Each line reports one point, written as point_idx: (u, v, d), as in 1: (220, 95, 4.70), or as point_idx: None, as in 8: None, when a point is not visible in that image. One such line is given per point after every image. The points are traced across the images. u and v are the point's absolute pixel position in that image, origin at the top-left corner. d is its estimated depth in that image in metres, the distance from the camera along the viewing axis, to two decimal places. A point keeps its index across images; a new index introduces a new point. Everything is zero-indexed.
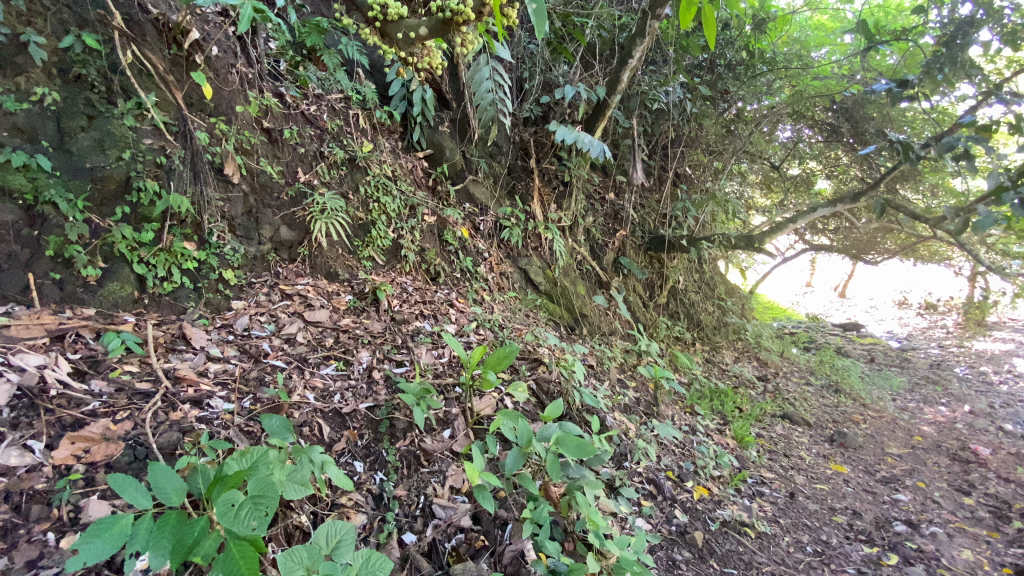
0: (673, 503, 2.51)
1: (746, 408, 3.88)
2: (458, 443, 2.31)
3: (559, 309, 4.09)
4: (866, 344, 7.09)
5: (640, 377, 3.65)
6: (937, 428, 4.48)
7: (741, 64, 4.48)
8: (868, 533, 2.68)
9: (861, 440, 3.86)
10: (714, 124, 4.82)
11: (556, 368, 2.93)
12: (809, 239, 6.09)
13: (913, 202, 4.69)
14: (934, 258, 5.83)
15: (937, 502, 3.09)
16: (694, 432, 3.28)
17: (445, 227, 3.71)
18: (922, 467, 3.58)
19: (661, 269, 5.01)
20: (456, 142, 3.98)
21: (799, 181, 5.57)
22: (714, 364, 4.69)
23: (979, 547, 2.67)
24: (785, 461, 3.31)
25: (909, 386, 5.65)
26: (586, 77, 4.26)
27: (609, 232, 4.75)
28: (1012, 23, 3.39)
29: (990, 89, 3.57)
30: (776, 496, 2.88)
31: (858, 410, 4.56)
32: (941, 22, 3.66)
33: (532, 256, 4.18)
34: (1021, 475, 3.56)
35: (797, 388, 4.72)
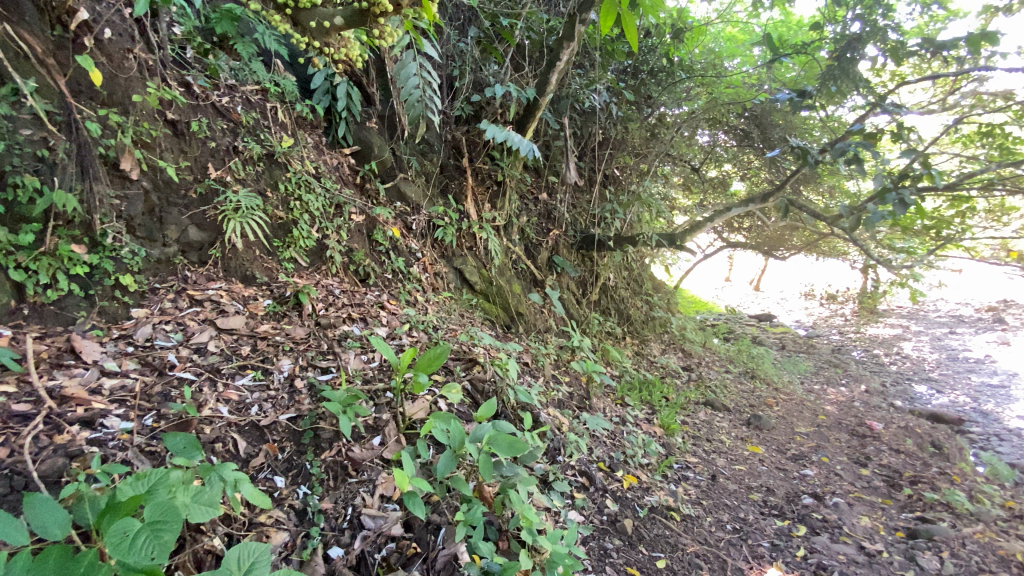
0: (604, 493, 2.57)
1: (672, 397, 4.07)
2: (388, 450, 2.22)
3: (494, 308, 4.08)
4: (777, 333, 7.69)
5: (573, 372, 3.72)
6: (838, 407, 4.93)
7: (663, 71, 4.69)
8: (780, 507, 2.89)
9: (774, 422, 4.17)
10: (639, 128, 5.03)
11: (490, 367, 2.90)
12: (726, 237, 6.52)
13: (814, 202, 5.14)
14: (832, 254, 6.41)
15: (839, 474, 3.39)
16: (624, 423, 3.40)
17: (375, 226, 3.58)
18: (826, 443, 3.93)
19: (593, 267, 5.15)
20: (384, 139, 3.89)
21: (716, 182, 5.92)
22: (643, 357, 4.90)
23: (875, 514, 2.94)
24: (707, 446, 3.50)
25: (814, 369, 6.19)
26: (517, 77, 4.28)
27: (543, 232, 4.82)
28: (892, 40, 3.77)
29: (876, 100, 3.96)
30: (699, 479, 3.04)
31: (771, 394, 4.93)
32: (834, 38, 4.01)
33: (466, 256, 4.15)
34: (907, 445, 3.98)
35: (718, 376, 5.03)
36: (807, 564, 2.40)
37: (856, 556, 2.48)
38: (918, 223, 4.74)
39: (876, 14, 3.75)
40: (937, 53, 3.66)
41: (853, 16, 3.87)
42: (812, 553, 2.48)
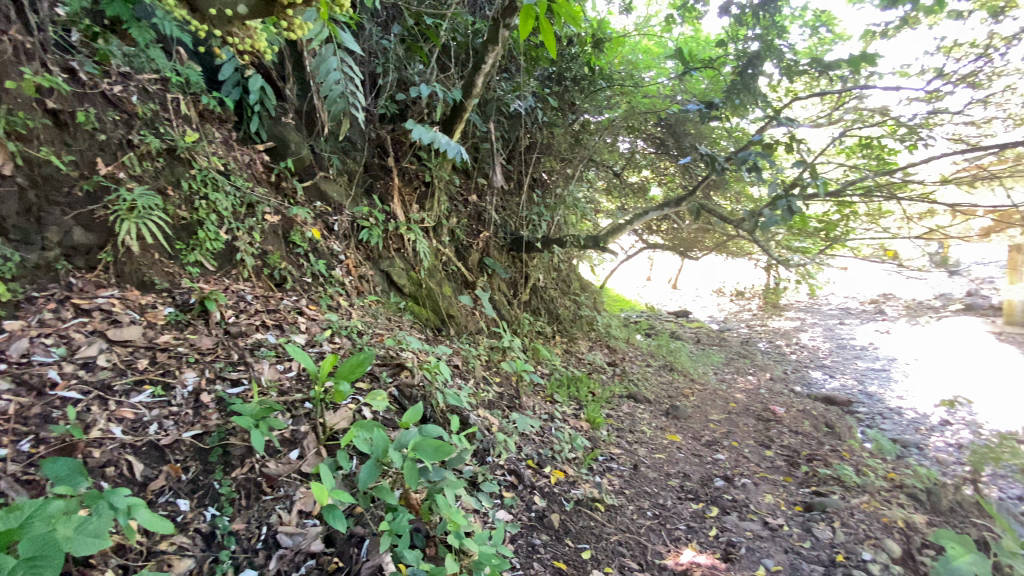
0: (532, 490, 2.61)
1: (598, 391, 4.24)
2: (308, 463, 2.11)
3: (424, 311, 4.01)
4: (694, 328, 8.23)
5: (503, 372, 3.74)
6: (746, 394, 5.36)
7: (585, 78, 4.85)
8: (696, 491, 3.07)
9: (690, 411, 4.45)
10: (563, 133, 5.18)
11: (419, 371, 2.85)
12: (646, 238, 6.88)
13: (722, 206, 5.56)
14: (740, 254, 6.96)
15: (747, 457, 3.68)
16: (553, 420, 3.48)
17: (292, 227, 3.40)
18: (735, 428, 4.25)
19: (523, 267, 5.22)
20: (302, 136, 3.72)
21: (636, 187, 6.21)
22: (572, 354, 5.04)
23: (778, 490, 3.18)
24: (630, 437, 3.67)
25: (726, 360, 6.69)
26: (443, 78, 4.24)
27: (473, 233, 4.81)
28: (786, 60, 4.16)
29: (772, 113, 4.32)
30: (622, 469, 3.18)
31: (688, 385, 5.27)
32: (736, 55, 4.36)
33: (394, 258, 4.04)
34: (805, 427, 4.40)
35: (640, 369, 5.29)
36: (718, 542, 2.55)
37: (761, 531, 2.66)
38: (810, 225, 5.27)
39: (772, 35, 4.10)
40: (824, 73, 4.07)
41: (753, 36, 4.19)
42: (723, 532, 2.64)
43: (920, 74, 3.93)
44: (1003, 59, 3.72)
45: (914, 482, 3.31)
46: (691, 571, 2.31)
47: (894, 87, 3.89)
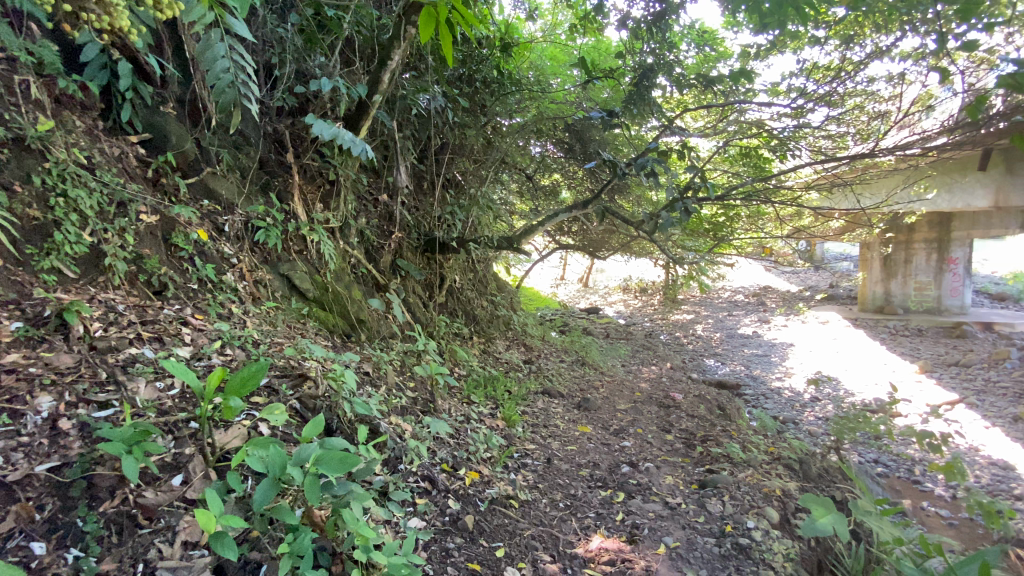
0: (446, 494, 2.59)
1: (513, 390, 4.30)
2: (194, 489, 1.92)
3: (331, 317, 3.79)
4: (603, 323, 8.65)
5: (417, 377, 3.66)
6: (650, 383, 5.74)
7: (495, 81, 4.89)
8: (604, 479, 3.22)
9: (600, 402, 4.67)
10: (476, 134, 5.12)
11: (323, 382, 2.71)
12: (557, 238, 7.12)
13: (626, 208, 5.90)
14: (642, 253, 7.43)
15: (650, 442, 3.93)
16: (468, 421, 3.48)
17: (174, 228, 3.09)
18: (640, 416, 4.53)
19: (437, 268, 5.14)
20: (186, 127, 3.37)
21: (548, 190, 6.35)
22: (489, 354, 5.07)
23: (677, 471, 3.42)
24: (544, 432, 3.77)
25: (632, 352, 7.11)
26: (347, 73, 4.06)
27: (384, 234, 4.66)
28: (675, 74, 4.47)
29: (666, 122, 4.63)
30: (536, 464, 3.25)
31: (598, 377, 5.52)
32: (633, 66, 4.60)
33: (296, 260, 3.78)
34: (700, 410, 4.79)
35: (554, 365, 5.45)
36: (624, 525, 2.68)
37: (662, 511, 2.83)
38: (702, 226, 5.75)
39: (663, 50, 4.37)
40: (710, 86, 4.43)
41: (648, 49, 4.42)
42: (628, 515, 2.77)
43: (788, 92, 4.42)
44: (853, 80, 4.22)
45: (789, 454, 3.72)
46: (600, 556, 2.41)
47: (768, 103, 4.34)
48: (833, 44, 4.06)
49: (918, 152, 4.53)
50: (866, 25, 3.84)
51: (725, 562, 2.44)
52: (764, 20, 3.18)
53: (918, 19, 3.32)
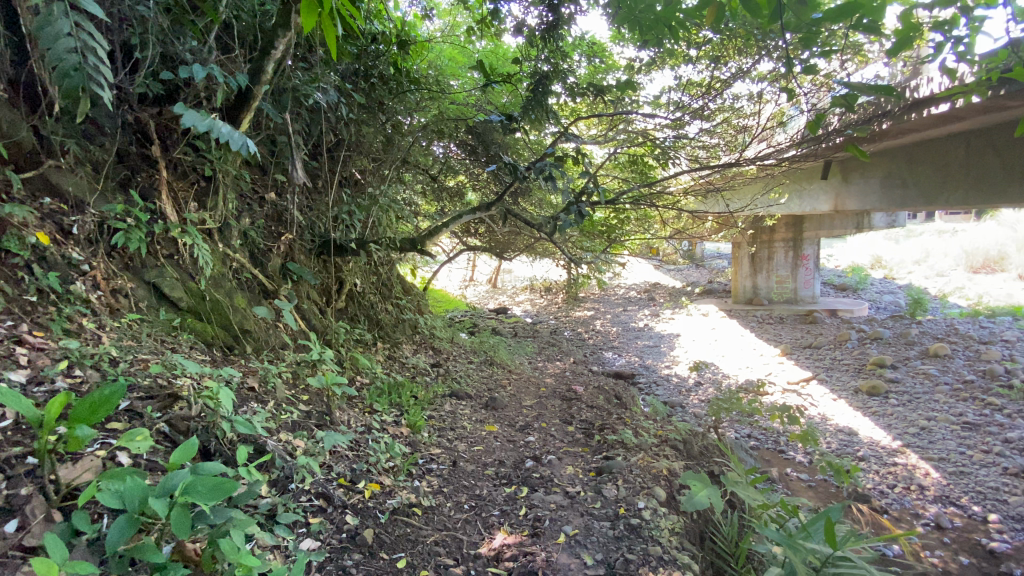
0: (343, 510, 2.48)
1: (420, 394, 4.22)
2: (33, 534, 1.64)
3: (210, 328, 3.45)
4: (511, 322, 8.81)
5: (312, 389, 3.45)
6: (555, 378, 5.96)
7: (392, 78, 4.73)
8: (509, 475, 3.26)
9: (507, 400, 4.73)
10: (375, 133, 4.93)
11: (198, 401, 2.48)
12: (463, 239, 7.10)
13: (529, 210, 6.03)
14: (546, 254, 7.67)
15: (553, 435, 4.06)
16: (369, 431, 3.34)
17: (4, 230, 2.64)
18: (545, 411, 4.67)
19: (336, 272, 4.89)
20: (21, 111, 2.90)
21: (454, 192, 6.23)
22: (394, 359, 4.93)
23: (577, 460, 3.56)
24: (451, 434, 3.74)
25: (538, 349, 7.32)
26: (224, 60, 3.71)
27: (272, 236, 4.33)
28: (567, 84, 4.65)
29: (562, 129, 4.80)
30: (441, 468, 3.21)
31: (505, 376, 5.60)
32: (529, 71, 4.70)
33: (165, 266, 3.39)
34: (599, 401, 5.06)
35: (463, 367, 5.43)
36: (526, 519, 2.74)
37: (562, 501, 2.93)
38: (598, 227, 6.06)
39: (557, 59, 4.51)
40: (600, 95, 4.66)
41: (543, 57, 4.55)
42: (531, 508, 2.84)
43: (667, 104, 4.82)
44: (719, 98, 4.70)
45: (675, 436, 4.04)
46: (502, 553, 2.45)
47: (651, 114, 4.69)
48: (703, 63, 4.47)
49: (774, 162, 5.18)
50: (731, 49, 4.29)
51: (619, 543, 2.58)
52: (643, 38, 3.44)
53: (771, 45, 3.77)
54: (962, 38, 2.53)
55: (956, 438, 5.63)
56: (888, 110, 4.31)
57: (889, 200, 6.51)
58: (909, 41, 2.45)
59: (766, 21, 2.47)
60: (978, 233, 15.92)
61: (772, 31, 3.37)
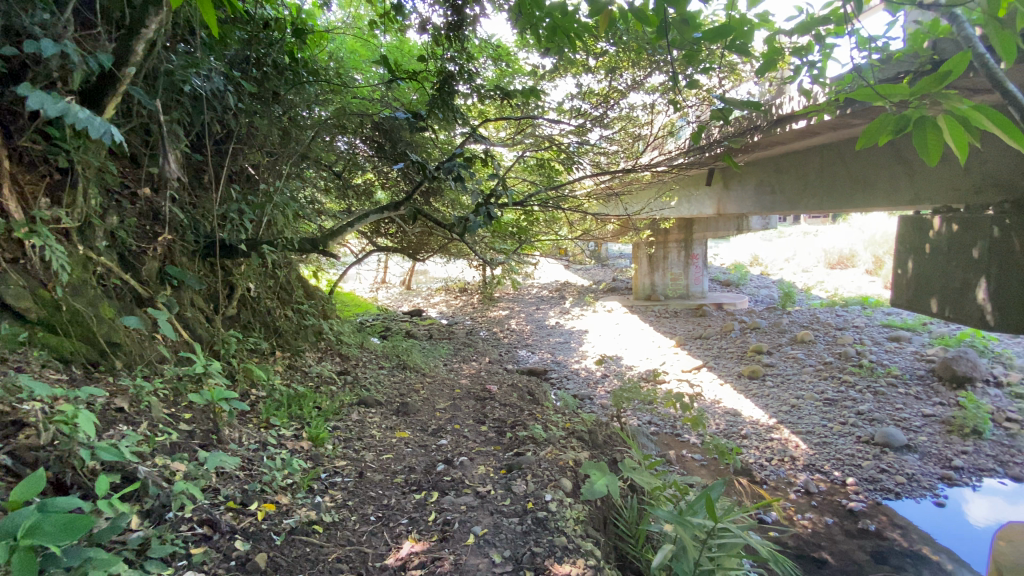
0: (231, 536, 2.28)
1: (323, 404, 4.00)
2: None
3: (66, 343, 3.01)
4: (425, 324, 8.66)
5: (197, 406, 3.14)
6: (470, 379, 5.95)
7: (287, 68, 4.43)
8: (419, 482, 3.19)
9: (419, 405, 4.63)
10: (271, 125, 4.58)
11: (51, 428, 2.16)
12: (372, 240, 6.85)
13: (440, 210, 5.95)
14: (459, 254, 7.62)
15: (466, 436, 4.04)
16: (264, 448, 3.12)
17: None
18: (458, 412, 4.63)
19: (225, 276, 4.48)
20: None
21: (361, 190, 5.92)
22: (295, 369, 4.63)
23: (488, 459, 3.58)
24: (358, 444, 3.59)
25: (453, 350, 7.25)
26: (81, 36, 3.25)
27: (147, 237, 3.86)
28: (474, 85, 4.62)
29: (471, 130, 4.75)
30: (346, 481, 3.07)
31: (418, 380, 5.47)
32: (437, 68, 4.60)
33: (6, 273, 2.89)
34: (512, 399, 5.13)
35: (372, 373, 5.23)
36: (435, 525, 2.70)
37: (472, 502, 2.93)
38: (509, 227, 6.13)
39: (463, 59, 4.49)
40: (506, 99, 4.70)
41: (448, 56, 4.50)
42: (440, 513, 2.81)
43: (570, 111, 5.01)
44: (617, 108, 4.96)
45: (582, 427, 4.22)
46: (409, 562, 2.39)
47: (554, 120, 4.84)
48: (602, 73, 4.72)
49: (666, 168, 5.60)
50: (625, 61, 4.56)
51: (526, 537, 2.64)
52: (545, 45, 3.54)
53: (660, 60, 4.08)
54: (815, 62, 2.91)
55: (819, 412, 6.45)
56: (758, 124, 4.84)
57: (762, 205, 7.24)
58: (773, 63, 2.75)
59: (655, 36, 2.60)
60: (835, 234, 18.34)
61: (660, 48, 3.65)
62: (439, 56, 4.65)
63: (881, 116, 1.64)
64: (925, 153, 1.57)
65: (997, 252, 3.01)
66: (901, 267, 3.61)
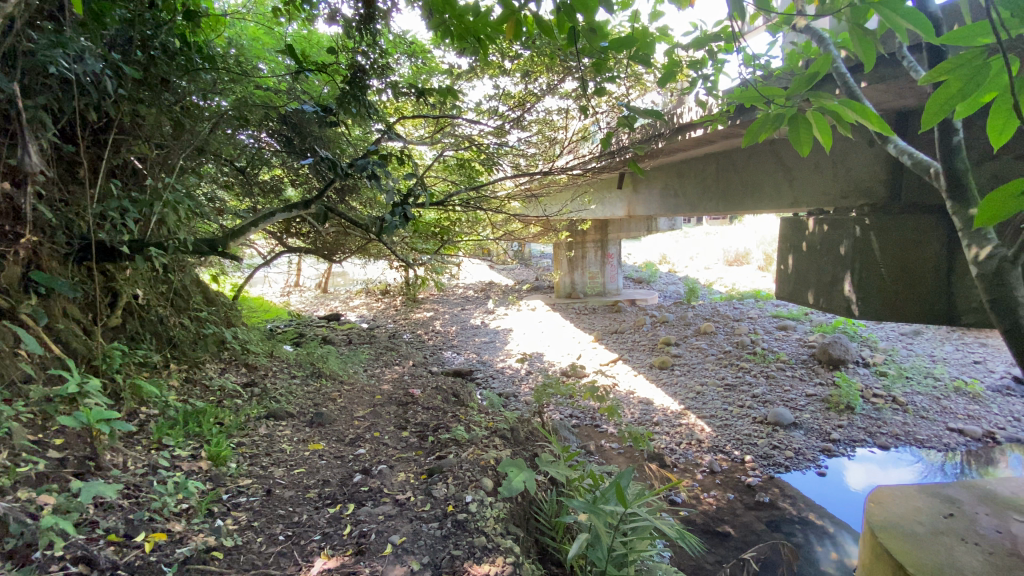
0: (114, 572, 2.05)
1: (226, 420, 3.71)
2: None
3: None
4: (344, 329, 8.30)
5: (70, 430, 2.79)
6: (392, 384, 5.77)
7: (179, 53, 3.93)
8: (334, 495, 3.04)
9: (335, 414, 4.42)
10: (160, 116, 4.09)
11: None
12: (283, 240, 6.45)
13: (356, 210, 5.72)
14: (378, 256, 7.37)
15: (386, 443, 3.92)
16: (154, 472, 2.82)
17: None
18: (378, 419, 4.48)
19: (106, 282, 4.00)
20: None
21: (269, 186, 5.60)
22: (192, 383, 4.24)
23: (409, 465, 3.49)
24: (266, 460, 3.37)
25: (374, 355, 7.01)
26: None
27: (6, 239, 3.34)
28: (389, 81, 4.49)
29: (385, 126, 4.55)
30: (252, 500, 2.86)
31: (335, 388, 5.21)
32: (348, 60, 4.39)
33: None
34: (436, 401, 5.06)
35: (284, 383, 4.91)
36: (350, 538, 2.60)
37: (391, 510, 2.85)
38: (429, 228, 6.03)
39: (376, 53, 4.33)
40: (422, 97, 4.62)
41: (361, 50, 4.34)
42: (356, 525, 2.71)
43: (488, 112, 5.04)
44: (533, 111, 5.06)
45: (504, 426, 4.26)
46: None
47: (473, 121, 4.83)
48: (517, 76, 4.80)
49: (580, 171, 5.84)
50: (538, 65, 4.67)
51: (445, 541, 2.61)
52: (462, 45, 3.52)
53: (572, 66, 4.23)
54: (709, 75, 3.15)
55: (721, 397, 7.03)
56: (661, 132, 5.18)
57: (669, 207, 7.79)
58: (672, 74, 2.93)
59: (565, 42, 2.70)
60: (735, 233, 20.04)
61: (571, 54, 3.78)
62: (351, 48, 4.46)
63: (762, 113, 1.91)
64: (798, 147, 1.80)
65: (859, 249, 3.34)
66: (783, 264, 4.04)
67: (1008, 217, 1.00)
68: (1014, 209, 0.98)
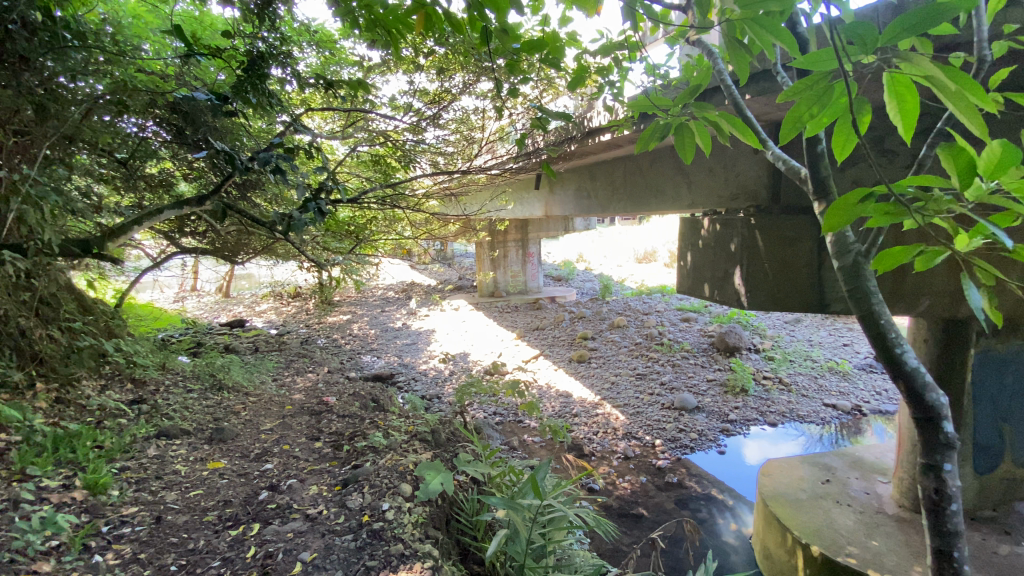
0: None
1: (107, 442, 3.32)
2: None
3: None
4: (250, 336, 7.72)
5: None
6: (304, 393, 5.45)
7: (41, 28, 3.46)
8: (237, 515, 2.82)
9: (239, 429, 4.09)
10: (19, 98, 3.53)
11: None
12: (175, 240, 5.86)
13: (259, 207, 5.32)
14: (287, 257, 6.92)
15: (296, 456, 3.69)
16: (15, 506, 2.45)
17: None
18: (287, 431, 4.22)
19: None
20: None
21: (156, 180, 5.05)
22: (63, 404, 3.74)
23: (322, 478, 3.32)
24: (157, 484, 3.05)
25: (284, 363, 6.58)
26: None
27: None
28: (294, 71, 4.23)
29: (290, 119, 4.27)
30: (138, 530, 2.57)
31: (239, 400, 4.83)
32: (247, 45, 4.08)
33: None
34: (352, 408, 4.86)
35: (177, 399, 4.46)
36: (255, 560, 2.43)
37: (301, 526, 2.70)
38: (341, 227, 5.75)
39: (278, 40, 4.06)
40: (330, 89, 4.40)
41: (262, 36, 4.05)
42: (262, 545, 2.54)
43: (403, 108, 4.92)
44: (449, 109, 5.02)
45: (424, 429, 4.19)
46: None
47: (387, 116, 4.69)
48: (432, 72, 4.73)
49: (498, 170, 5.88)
50: (452, 64, 4.63)
51: (360, 553, 2.52)
52: (372, 37, 3.39)
53: (486, 66, 4.25)
54: (615, 82, 3.30)
55: (634, 387, 7.43)
56: (573, 134, 5.36)
57: (581, 208, 8.09)
58: (581, 79, 3.03)
59: (476, 41, 2.68)
60: (646, 232, 21.25)
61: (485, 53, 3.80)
62: (249, 32, 4.14)
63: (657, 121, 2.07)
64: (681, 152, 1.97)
65: (747, 246, 3.65)
66: (683, 260, 4.34)
67: (852, 218, 1.14)
68: (855, 213, 1.12)
